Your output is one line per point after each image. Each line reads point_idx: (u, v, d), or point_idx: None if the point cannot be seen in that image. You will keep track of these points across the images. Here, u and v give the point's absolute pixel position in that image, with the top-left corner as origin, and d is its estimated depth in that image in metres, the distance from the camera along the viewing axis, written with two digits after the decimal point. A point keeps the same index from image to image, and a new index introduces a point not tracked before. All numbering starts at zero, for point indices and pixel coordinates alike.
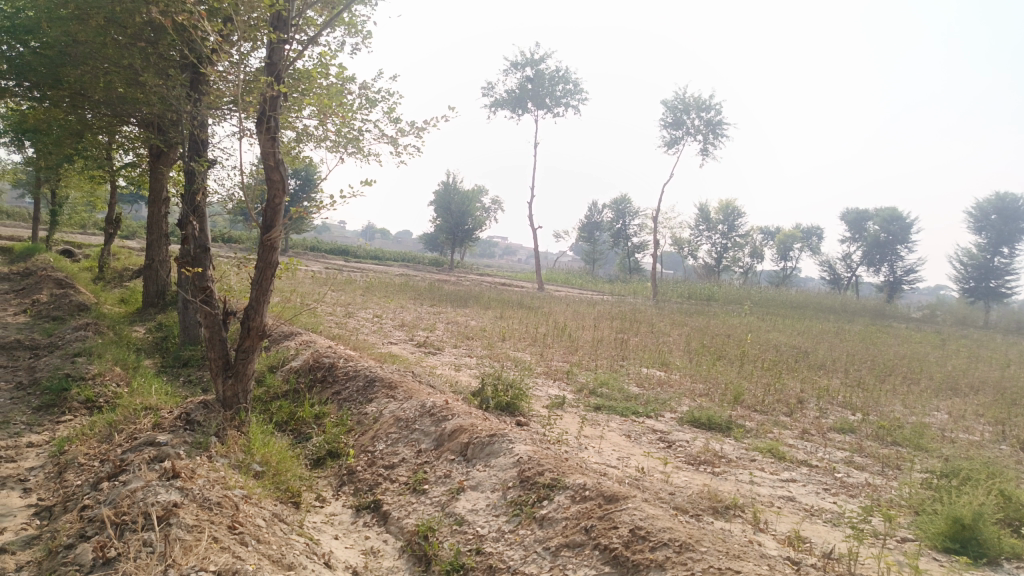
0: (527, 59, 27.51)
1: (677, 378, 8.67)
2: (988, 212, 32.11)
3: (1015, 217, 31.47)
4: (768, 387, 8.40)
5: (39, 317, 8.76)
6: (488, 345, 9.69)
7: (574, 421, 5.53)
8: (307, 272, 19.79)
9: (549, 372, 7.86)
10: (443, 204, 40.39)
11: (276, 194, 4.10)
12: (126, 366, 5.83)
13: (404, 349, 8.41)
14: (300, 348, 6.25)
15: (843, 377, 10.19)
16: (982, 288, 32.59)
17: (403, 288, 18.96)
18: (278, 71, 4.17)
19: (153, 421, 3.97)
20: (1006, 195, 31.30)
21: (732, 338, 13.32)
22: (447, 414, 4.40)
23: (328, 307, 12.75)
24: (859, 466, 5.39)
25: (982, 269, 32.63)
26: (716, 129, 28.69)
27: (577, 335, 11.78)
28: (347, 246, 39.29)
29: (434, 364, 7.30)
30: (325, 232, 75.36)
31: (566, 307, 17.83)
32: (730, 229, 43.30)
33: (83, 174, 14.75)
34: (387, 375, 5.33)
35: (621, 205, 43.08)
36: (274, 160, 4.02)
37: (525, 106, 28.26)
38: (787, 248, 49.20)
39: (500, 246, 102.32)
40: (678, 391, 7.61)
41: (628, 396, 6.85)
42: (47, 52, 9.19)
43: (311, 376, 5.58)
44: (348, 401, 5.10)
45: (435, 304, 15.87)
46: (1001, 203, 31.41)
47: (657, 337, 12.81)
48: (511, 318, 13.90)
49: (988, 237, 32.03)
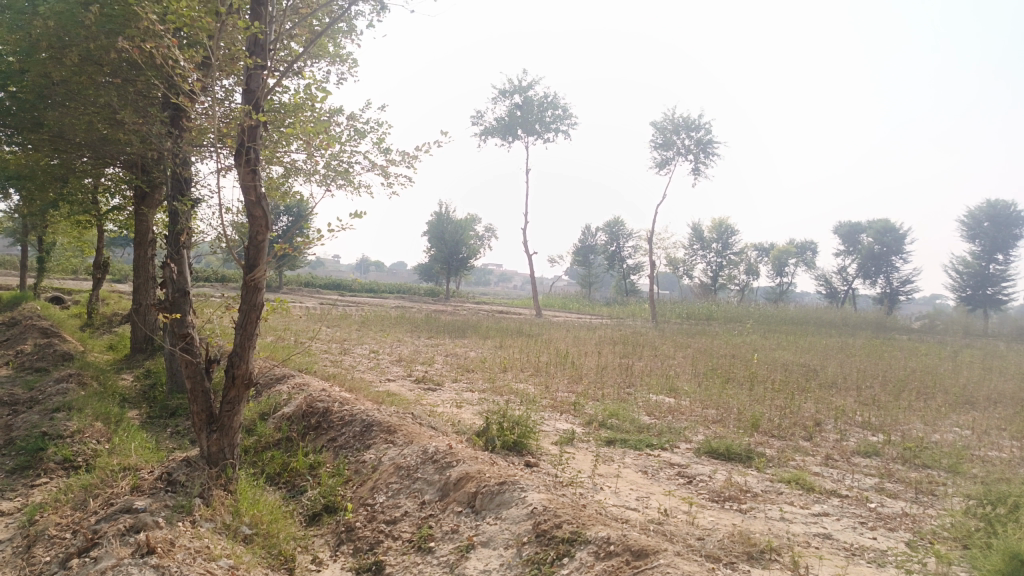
0: (515, 87, 27.54)
1: (688, 404, 8.34)
2: (980, 220, 32.07)
3: (1007, 223, 31.39)
4: (783, 409, 8.07)
5: (22, 369, 8.41)
6: (490, 378, 9.35)
7: (586, 459, 5.21)
8: (301, 310, 19.50)
9: (555, 405, 7.54)
10: (437, 234, 40.26)
11: (259, 230, 3.81)
12: (109, 419, 5.49)
13: (403, 386, 8.10)
14: (294, 392, 5.93)
15: (857, 395, 9.88)
16: (979, 296, 32.40)
17: (400, 321, 18.62)
18: (256, 99, 3.87)
19: (131, 483, 3.64)
20: (998, 203, 31.29)
21: (739, 359, 13.00)
22: (451, 460, 4.07)
23: (323, 345, 12.41)
24: (891, 493, 5.07)
25: (978, 277, 32.47)
26: (707, 148, 28.65)
27: (580, 363, 11.47)
28: (342, 280, 39.00)
29: (435, 402, 6.98)
30: (318, 266, 75.02)
31: (566, 334, 17.50)
32: (725, 248, 43.18)
33: (69, 219, 14.49)
34: (385, 418, 5.01)
35: (615, 228, 43.02)
36: (256, 194, 3.73)
37: (515, 134, 28.22)
38: (782, 264, 49.08)
39: (495, 274, 102.11)
40: (691, 418, 7.30)
41: (640, 427, 6.53)
42: (27, 96, 8.96)
43: (304, 422, 5.25)
44: (345, 448, 4.78)
45: (433, 336, 15.54)
46: (992, 210, 31.40)
47: (661, 361, 12.48)
48: (510, 347, 13.58)
49: (982, 245, 31.90)
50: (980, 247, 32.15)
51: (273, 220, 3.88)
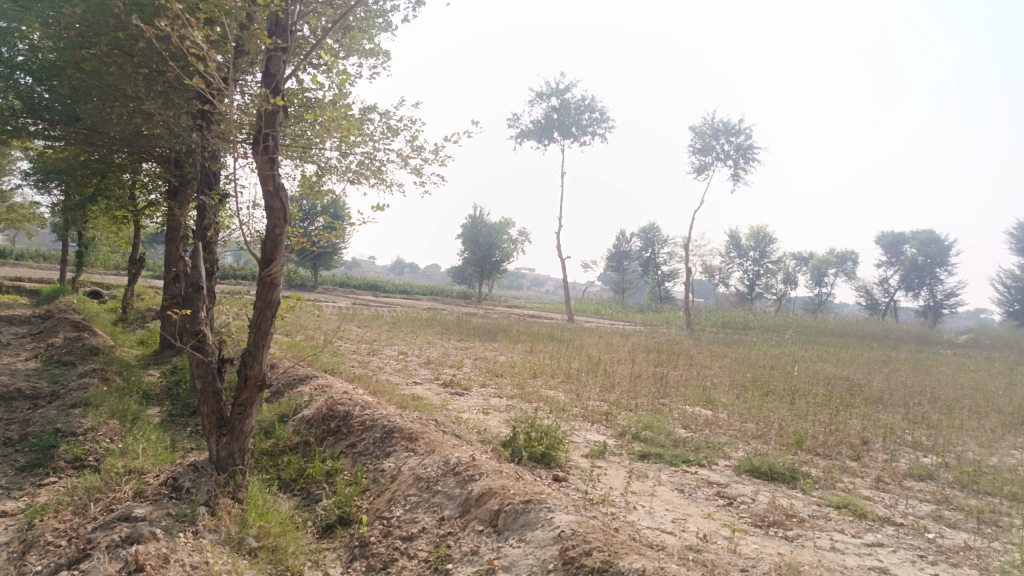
0: (552, 89, 27.30)
1: (725, 417, 7.96)
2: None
3: None
4: (828, 426, 7.65)
5: (50, 362, 8.37)
6: (519, 383, 9.08)
7: (619, 475, 4.90)
8: (333, 310, 19.46)
9: (586, 414, 7.24)
10: (470, 237, 40.19)
11: (276, 222, 3.55)
12: (126, 416, 5.33)
13: (429, 390, 7.87)
14: (315, 394, 5.73)
15: (905, 412, 9.39)
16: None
17: (431, 323, 18.47)
18: (275, 82, 3.62)
19: (135, 488, 3.43)
20: None
21: (778, 371, 12.53)
22: (474, 473, 3.80)
23: (351, 345, 12.27)
24: (951, 523, 4.66)
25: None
26: (747, 154, 28.03)
27: (612, 370, 11.14)
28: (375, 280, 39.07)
29: (461, 407, 6.73)
30: (353, 267, 75.54)
31: (598, 340, 17.16)
32: (762, 256, 42.31)
33: (106, 214, 14.59)
34: (407, 424, 4.76)
35: (650, 234, 42.51)
36: (273, 184, 3.49)
37: (551, 137, 27.92)
38: (822, 273, 47.95)
39: (528, 277, 101.86)
40: (729, 433, 6.95)
41: (675, 441, 6.21)
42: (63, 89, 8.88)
43: (324, 426, 5.03)
44: (364, 455, 4.55)
45: (463, 338, 15.34)
46: None
47: (697, 370, 12.08)
48: (541, 352, 13.31)
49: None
50: None
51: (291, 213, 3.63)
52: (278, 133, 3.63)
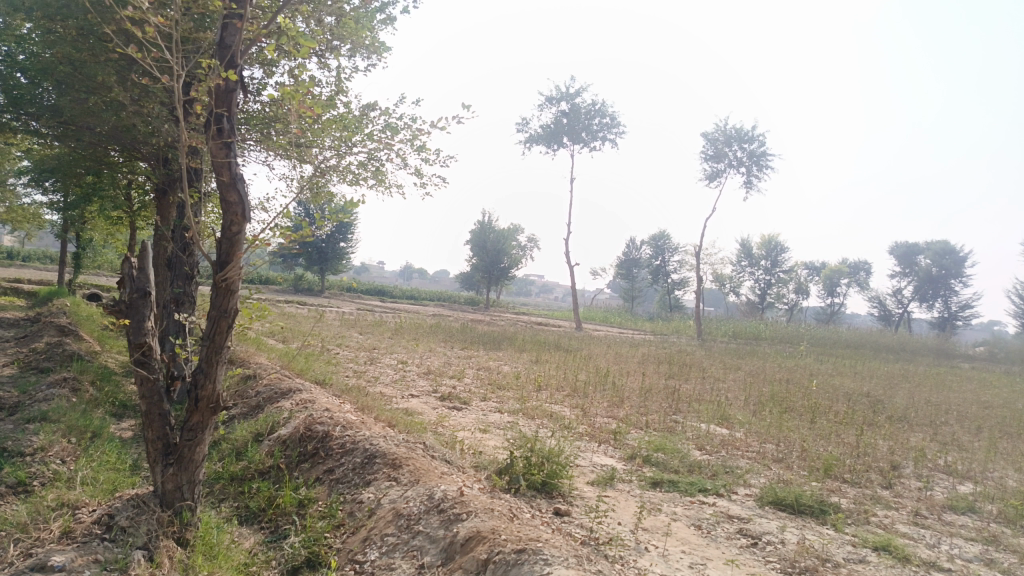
0: (562, 93, 26.87)
1: (743, 438, 7.42)
2: None
3: None
4: (854, 449, 7.11)
5: (27, 368, 7.89)
6: (522, 396, 8.56)
7: (629, 508, 4.36)
8: (337, 316, 19.03)
9: (594, 433, 6.73)
10: (479, 243, 39.76)
11: (233, 219, 3.07)
12: (88, 434, 4.80)
13: (425, 403, 7.41)
14: (296, 409, 5.22)
15: (932, 432, 8.84)
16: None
17: (435, 330, 17.98)
18: (230, 54, 3.10)
19: (63, 528, 2.92)
20: None
21: (795, 385, 11.97)
22: (461, 511, 3.29)
23: (349, 353, 11.78)
24: (1004, 568, 4.10)
25: None
26: (760, 161, 27.47)
27: (622, 383, 10.62)
28: (382, 287, 38.60)
29: (457, 425, 6.22)
30: (361, 272, 75.14)
31: (607, 349, 16.64)
32: (774, 265, 41.59)
33: (102, 215, 14.15)
34: (392, 448, 4.26)
35: (661, 241, 41.97)
36: (229, 174, 3.00)
37: (560, 142, 27.45)
38: (834, 283, 47.26)
39: (536, 284, 101.42)
40: (748, 457, 6.43)
41: (690, 466, 5.70)
42: (48, 81, 8.42)
43: (300, 448, 4.52)
44: (342, 483, 4.05)
45: (467, 347, 14.86)
46: None
47: (710, 384, 11.53)
48: (547, 362, 12.80)
49: None
50: None
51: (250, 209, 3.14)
52: (233, 114, 3.13)
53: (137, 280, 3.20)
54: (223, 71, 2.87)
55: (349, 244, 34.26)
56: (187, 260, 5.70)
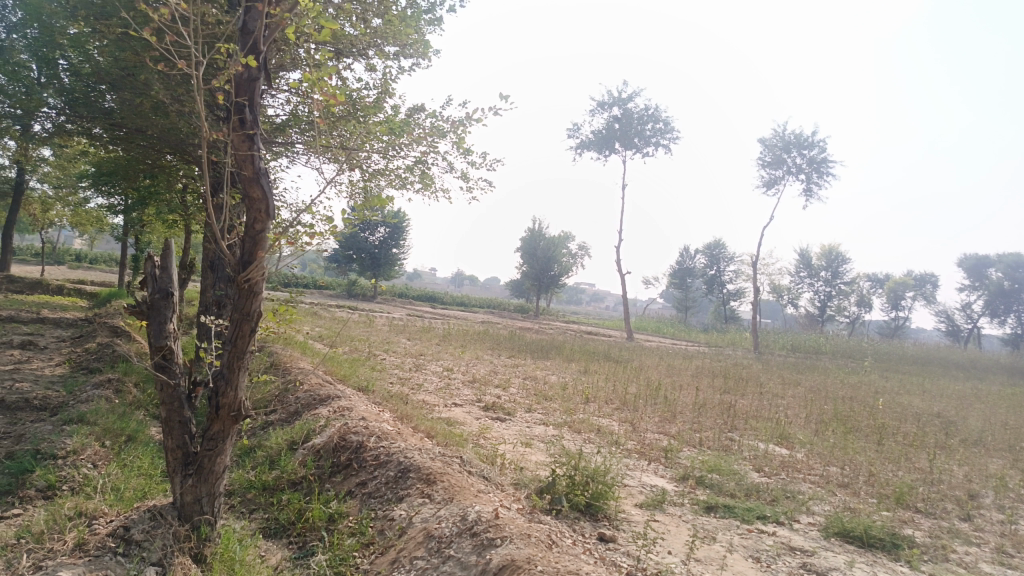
0: (614, 99, 26.51)
1: (804, 460, 6.97)
2: None
3: None
4: (925, 475, 6.60)
5: (77, 368, 7.96)
6: (569, 408, 8.26)
7: (681, 536, 4.04)
8: (385, 322, 19.01)
9: (643, 450, 6.40)
10: (530, 251, 39.60)
11: (256, 216, 2.93)
12: (124, 437, 4.71)
13: (468, 413, 7.20)
14: (333, 417, 5.06)
15: (1011, 458, 8.20)
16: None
17: (483, 337, 17.79)
18: (252, 42, 2.97)
19: (76, 540, 2.77)
20: None
21: (859, 403, 11.32)
22: (495, 536, 3.04)
23: (396, 359, 11.66)
24: None
25: None
26: (821, 168, 26.55)
27: (673, 396, 10.20)
28: (433, 293, 38.72)
29: (499, 438, 5.98)
30: (413, 280, 75.88)
31: (658, 361, 16.18)
32: (834, 277, 40.17)
33: (158, 219, 14.42)
34: (427, 461, 4.04)
35: (716, 250, 41.06)
36: (252, 168, 2.86)
37: (612, 148, 27.06)
38: (898, 297, 45.45)
39: (587, 293, 100.71)
40: (809, 481, 6.01)
41: (746, 490, 5.32)
42: (103, 87, 8.57)
43: (333, 458, 4.33)
44: (374, 498, 3.83)
45: (514, 355, 14.60)
46: None
47: (768, 400, 11.00)
48: (596, 372, 12.45)
49: None
50: None
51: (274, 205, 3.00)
52: (256, 104, 2.99)
53: (159, 280, 3.08)
54: (241, 57, 2.72)
55: (401, 250, 34.46)
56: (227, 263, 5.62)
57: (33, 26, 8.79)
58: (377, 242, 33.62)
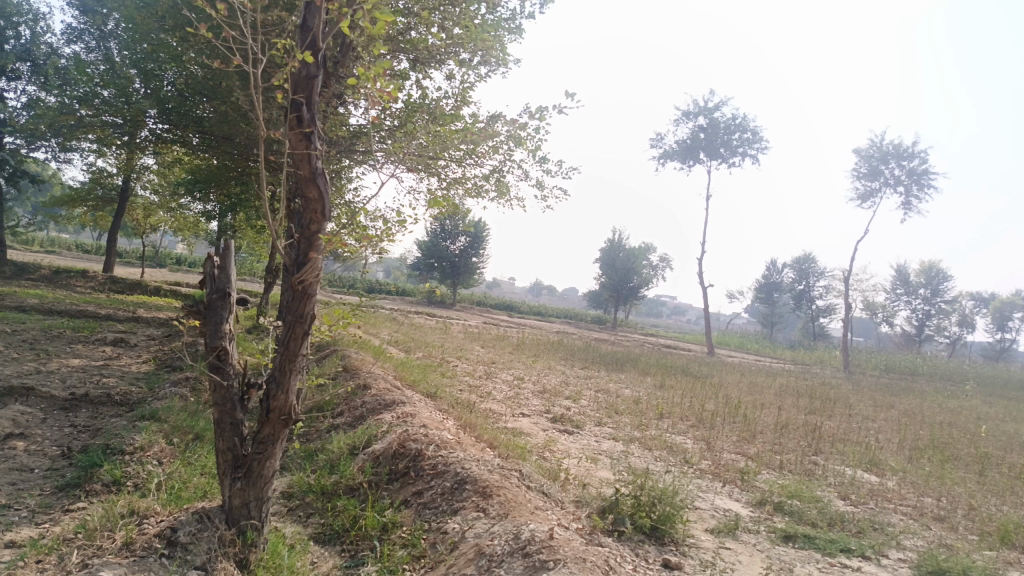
0: (700, 107, 25.89)
1: (896, 489, 6.46)
2: None
3: None
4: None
5: (161, 366, 8.26)
6: (641, 423, 7.98)
7: (754, 567, 3.74)
8: (461, 330, 19.10)
9: (717, 471, 6.08)
10: (609, 262, 39.14)
11: (312, 216, 2.87)
12: (192, 436, 4.77)
13: (535, 424, 7.04)
14: (395, 423, 5.00)
15: None
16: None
17: (557, 347, 17.61)
18: (311, 38, 2.92)
19: (124, 539, 2.77)
20: None
21: (960, 430, 10.51)
22: (547, 560, 2.86)
23: (467, 366, 11.62)
24: None
25: None
26: (922, 180, 25.07)
27: (753, 415, 9.74)
28: (510, 302, 38.79)
29: (564, 451, 5.80)
30: (492, 288, 76.60)
31: (739, 377, 15.59)
32: (933, 294, 37.90)
33: (246, 224, 14.94)
34: (485, 474, 3.89)
35: (804, 264, 39.49)
36: (308, 168, 2.82)
37: (696, 158, 26.42)
38: (1004, 317, 42.47)
39: (667, 306, 98.85)
40: (901, 513, 5.56)
41: (829, 518, 4.95)
42: (196, 96, 8.92)
43: (391, 466, 4.25)
44: (429, 509, 3.72)
45: (588, 367, 14.34)
46: None
47: (858, 423, 10.35)
48: (672, 387, 12.06)
49: None
50: None
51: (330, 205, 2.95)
52: (313, 102, 2.92)
53: (217, 280, 3.10)
54: (300, 52, 2.65)
55: (480, 259, 34.66)
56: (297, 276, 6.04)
57: (139, 41, 9.29)
58: (457, 250, 34.01)
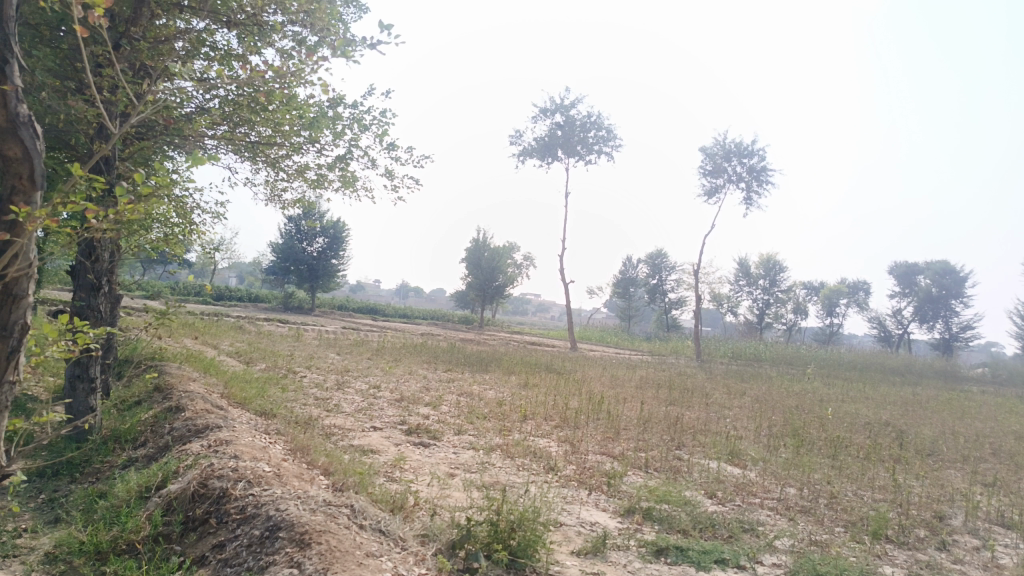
0: (557, 105, 26.02)
1: (759, 480, 6.32)
2: None
3: None
4: (888, 496, 6.03)
5: None
6: (503, 428, 7.44)
7: None
8: (315, 336, 17.88)
9: (582, 477, 5.64)
10: (473, 261, 38.74)
11: (16, 183, 2.25)
12: None
13: (384, 438, 6.31)
14: (203, 453, 4.13)
15: (965, 470, 7.77)
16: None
17: (419, 350, 16.83)
18: None
19: None
20: None
21: (809, 414, 10.85)
22: None
23: (317, 375, 10.63)
24: None
25: None
26: (761, 177, 26.52)
27: (617, 411, 9.50)
28: (373, 305, 37.46)
29: (415, 469, 5.12)
30: (356, 292, 74.97)
31: (601, 371, 15.55)
32: (772, 285, 40.57)
33: None
34: (308, 515, 3.14)
35: (658, 260, 41.07)
36: (2, 116, 2.19)
37: (555, 155, 26.51)
38: (833, 304, 46.27)
39: (533, 305, 100.32)
40: (766, 508, 5.36)
41: (697, 523, 4.62)
42: None
43: (188, 512, 3.43)
44: (230, 567, 2.95)
45: (450, 369, 13.70)
46: None
47: (716, 412, 10.43)
48: (536, 386, 11.69)
49: None
50: None
51: (38, 167, 2.33)
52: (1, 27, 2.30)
53: None
54: None
55: (341, 261, 33.08)
56: (91, 257, 5.49)
57: None
58: (315, 252, 32.27)
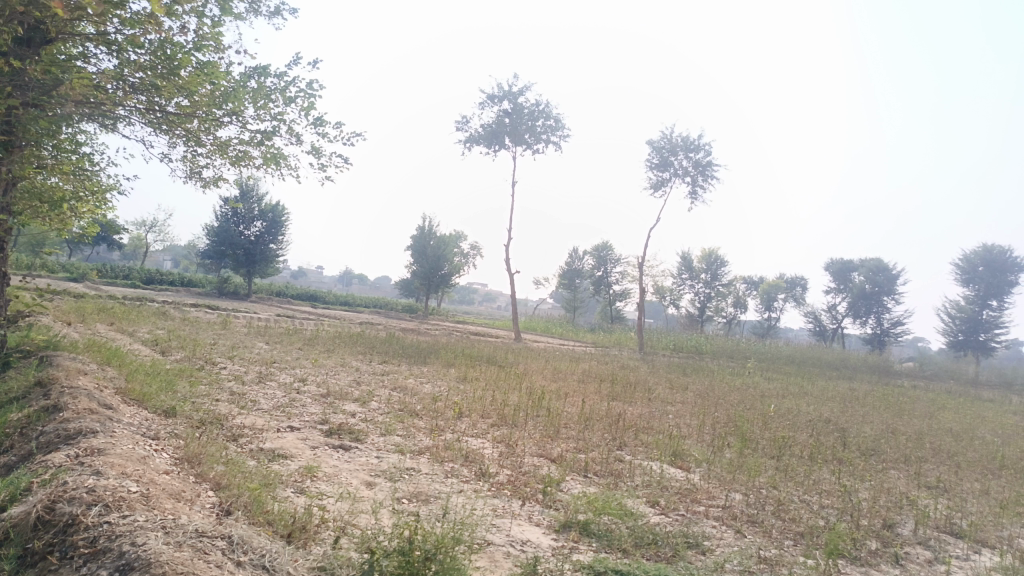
0: (504, 91, 25.46)
1: (703, 485, 5.96)
2: (975, 264, 32.82)
3: (1002, 269, 32.14)
4: (836, 503, 5.73)
5: None
6: (434, 428, 6.90)
7: None
8: (245, 323, 16.97)
9: (514, 484, 5.15)
10: (418, 249, 37.93)
11: None
12: None
13: (300, 440, 5.69)
14: (65, 466, 3.48)
15: (907, 471, 7.60)
16: (972, 342, 32.37)
17: (354, 339, 16.11)
18: None
19: None
20: (994, 247, 32.19)
21: (751, 410, 10.64)
22: None
23: (237, 367, 9.86)
24: None
25: (969, 322, 32.33)
26: (707, 171, 26.51)
27: (557, 407, 9.07)
28: (313, 291, 36.30)
29: (328, 479, 4.54)
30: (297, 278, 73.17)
31: (543, 364, 15.14)
32: (714, 278, 40.96)
33: None
34: (173, 551, 2.56)
35: (603, 252, 41.00)
36: None
37: (501, 142, 25.95)
38: (771, 299, 47.08)
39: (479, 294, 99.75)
40: (711, 519, 4.97)
41: (638, 540, 4.19)
42: None
43: (28, 544, 2.81)
44: None
45: (386, 360, 13.07)
46: (989, 254, 32.21)
47: (658, 408, 10.12)
48: (474, 380, 11.17)
49: (977, 289, 32.49)
50: (975, 291, 32.53)
51: None
52: None
53: None
54: None
55: (279, 245, 31.86)
56: None
57: None
58: (253, 236, 30.90)
